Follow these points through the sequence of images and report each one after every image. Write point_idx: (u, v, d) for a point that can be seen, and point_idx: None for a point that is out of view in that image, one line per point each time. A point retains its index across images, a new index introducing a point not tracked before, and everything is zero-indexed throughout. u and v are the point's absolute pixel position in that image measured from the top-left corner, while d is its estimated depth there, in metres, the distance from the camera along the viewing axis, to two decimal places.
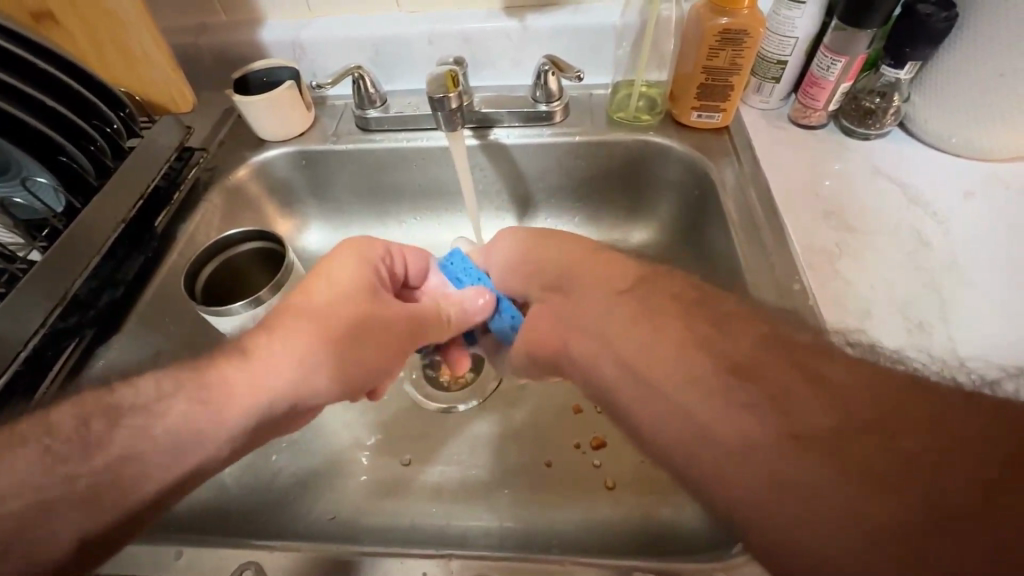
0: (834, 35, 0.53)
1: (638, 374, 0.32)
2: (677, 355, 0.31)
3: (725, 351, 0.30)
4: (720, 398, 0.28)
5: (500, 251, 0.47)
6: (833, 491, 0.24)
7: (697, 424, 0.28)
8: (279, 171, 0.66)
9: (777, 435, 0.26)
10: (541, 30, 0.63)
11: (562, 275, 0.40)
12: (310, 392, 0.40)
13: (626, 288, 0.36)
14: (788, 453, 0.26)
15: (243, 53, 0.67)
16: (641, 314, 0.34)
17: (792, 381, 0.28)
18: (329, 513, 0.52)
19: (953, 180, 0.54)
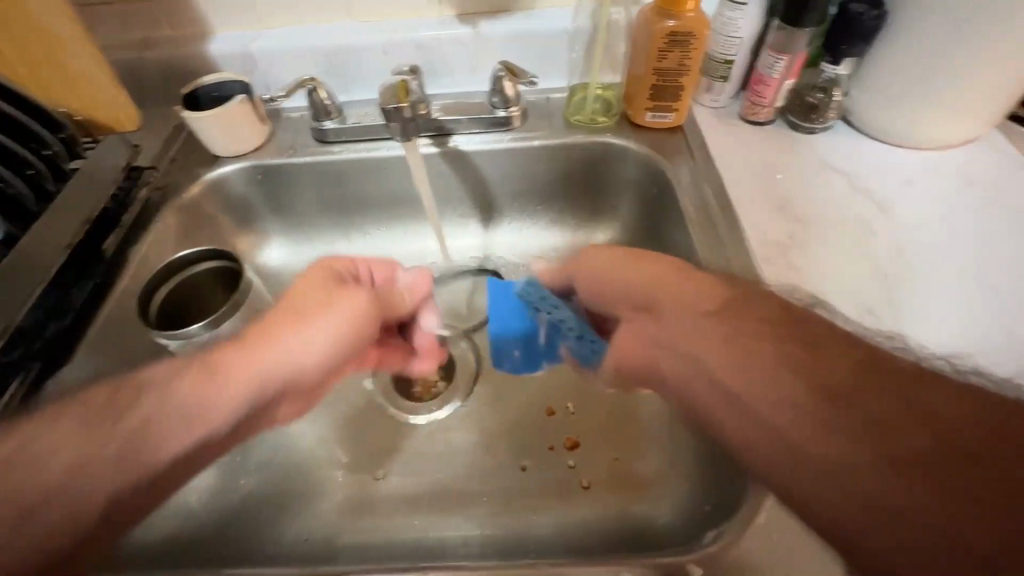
0: (776, 34, 0.55)
1: (683, 364, 0.36)
2: (726, 349, 0.34)
3: (774, 348, 0.33)
4: (758, 381, 0.32)
5: (582, 272, 0.45)
6: (836, 463, 0.28)
7: (733, 403, 0.33)
8: (234, 187, 0.65)
9: (799, 416, 0.30)
10: (495, 37, 0.63)
11: (650, 295, 0.40)
12: (228, 411, 0.39)
13: (709, 308, 0.37)
14: (805, 432, 0.30)
15: (191, 67, 0.65)
16: (735, 338, 0.34)
17: (825, 373, 0.31)
18: (302, 535, 0.51)
19: (894, 169, 0.56)
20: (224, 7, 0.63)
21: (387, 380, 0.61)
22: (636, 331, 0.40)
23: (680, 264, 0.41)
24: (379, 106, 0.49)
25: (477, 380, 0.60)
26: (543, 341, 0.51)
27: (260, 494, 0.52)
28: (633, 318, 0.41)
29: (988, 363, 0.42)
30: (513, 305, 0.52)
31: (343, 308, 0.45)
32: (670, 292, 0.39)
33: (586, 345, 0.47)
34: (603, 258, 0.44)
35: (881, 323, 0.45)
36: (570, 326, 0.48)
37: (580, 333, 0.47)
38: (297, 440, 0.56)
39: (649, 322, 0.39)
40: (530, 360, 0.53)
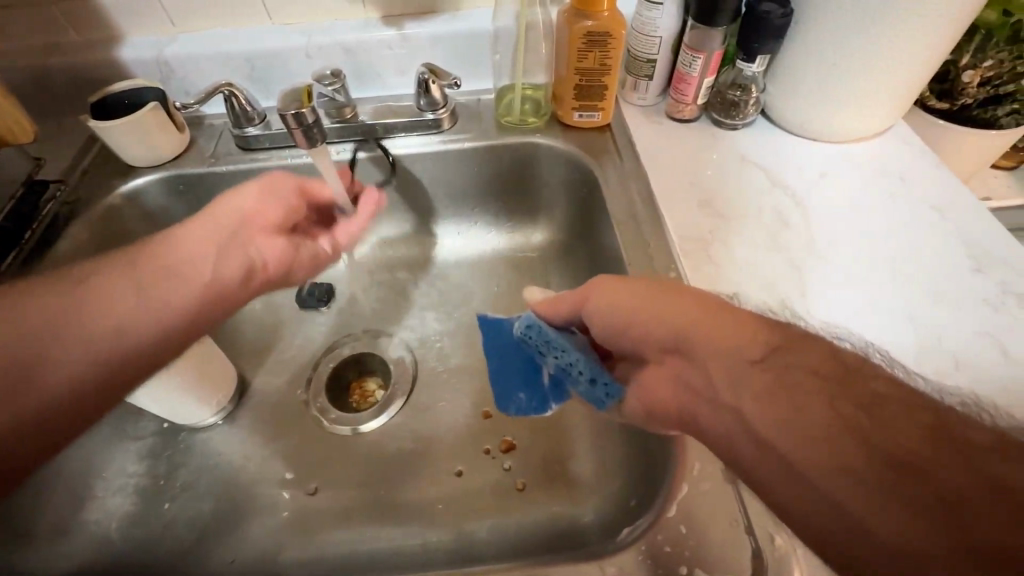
0: (692, 33, 0.56)
1: (690, 378, 0.34)
2: (723, 357, 0.33)
3: (777, 363, 0.32)
4: (746, 391, 0.31)
5: (596, 309, 0.39)
6: (803, 468, 0.28)
7: (714, 403, 0.33)
8: (153, 199, 0.62)
9: (776, 420, 0.30)
10: (421, 38, 0.62)
11: (680, 334, 0.35)
12: (161, 306, 0.41)
13: (753, 353, 0.32)
14: (780, 434, 0.29)
15: (100, 74, 0.62)
16: (764, 351, 0.32)
17: (816, 386, 0.30)
18: (227, 558, 0.48)
19: (812, 163, 0.58)
20: (133, 11, 0.60)
21: (322, 392, 0.59)
22: (668, 374, 0.36)
23: (720, 301, 0.36)
24: (278, 112, 0.48)
25: (415, 388, 0.59)
26: (548, 379, 0.45)
27: (186, 518, 0.50)
28: (664, 361, 0.36)
29: (891, 349, 0.44)
30: (515, 346, 0.45)
31: (236, 208, 0.47)
32: (703, 332, 0.34)
33: (599, 390, 0.40)
34: (618, 291, 0.38)
35: (795, 313, 0.46)
36: (581, 370, 0.40)
37: (593, 377, 0.40)
38: (225, 459, 0.54)
39: (682, 363, 0.35)
40: (537, 402, 0.46)
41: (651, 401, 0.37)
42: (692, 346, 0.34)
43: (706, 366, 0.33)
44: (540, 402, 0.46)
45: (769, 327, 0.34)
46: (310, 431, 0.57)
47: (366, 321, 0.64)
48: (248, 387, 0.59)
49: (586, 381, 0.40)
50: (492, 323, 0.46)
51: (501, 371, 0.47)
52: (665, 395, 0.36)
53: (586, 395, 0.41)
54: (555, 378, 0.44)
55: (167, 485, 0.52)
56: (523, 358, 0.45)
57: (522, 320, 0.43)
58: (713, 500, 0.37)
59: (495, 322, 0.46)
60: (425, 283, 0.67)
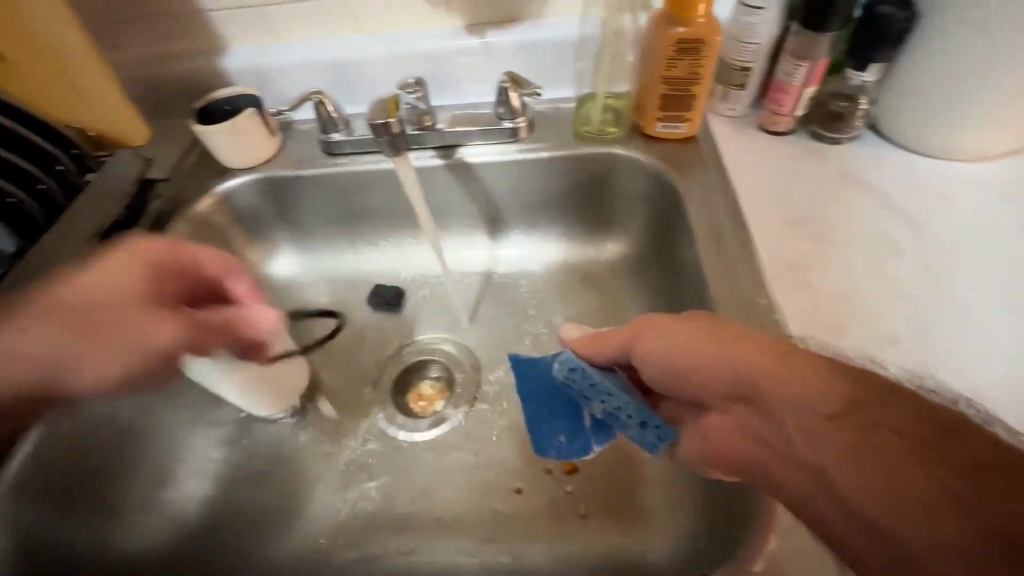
0: (795, 40, 0.52)
1: (761, 429, 0.31)
2: (794, 408, 0.29)
3: (857, 418, 0.27)
4: (824, 448, 0.27)
5: (649, 350, 0.37)
6: (896, 539, 0.24)
7: (790, 460, 0.29)
8: (244, 200, 0.65)
9: (862, 484, 0.25)
10: (503, 47, 0.62)
11: (742, 381, 0.32)
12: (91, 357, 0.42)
13: (829, 404, 0.28)
14: (867, 500, 0.25)
15: (206, 81, 0.66)
16: (840, 404, 0.27)
17: (908, 452, 0.25)
18: (293, 551, 0.50)
19: (930, 183, 0.52)
20: (237, 23, 0.64)
21: (388, 394, 0.60)
22: (735, 424, 0.32)
23: (785, 343, 0.31)
24: (369, 121, 0.49)
25: (477, 399, 0.59)
26: (589, 420, 0.43)
27: (256, 508, 0.52)
28: (729, 408, 0.33)
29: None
30: (555, 386, 0.44)
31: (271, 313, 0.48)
32: (771, 379, 0.30)
33: (651, 434, 0.40)
34: (661, 333, 0.36)
35: (905, 353, 0.41)
36: (629, 411, 0.40)
37: (644, 421, 0.40)
38: (293, 454, 0.56)
39: (748, 412, 0.31)
40: (578, 445, 0.44)
41: (717, 449, 0.34)
42: (759, 395, 0.31)
43: (774, 416, 0.30)
44: (582, 444, 0.43)
45: (851, 374, 0.28)
46: (374, 434, 0.57)
47: (432, 327, 0.65)
48: (318, 385, 0.61)
49: (636, 426, 0.40)
50: (530, 360, 0.45)
51: (540, 411, 0.45)
52: (735, 443, 0.33)
53: (635, 438, 0.41)
54: (599, 419, 0.43)
55: (242, 474, 0.55)
56: (564, 398, 0.44)
57: (565, 361, 0.42)
58: (803, 555, 0.33)
59: (534, 360, 0.45)
60: (493, 291, 0.67)
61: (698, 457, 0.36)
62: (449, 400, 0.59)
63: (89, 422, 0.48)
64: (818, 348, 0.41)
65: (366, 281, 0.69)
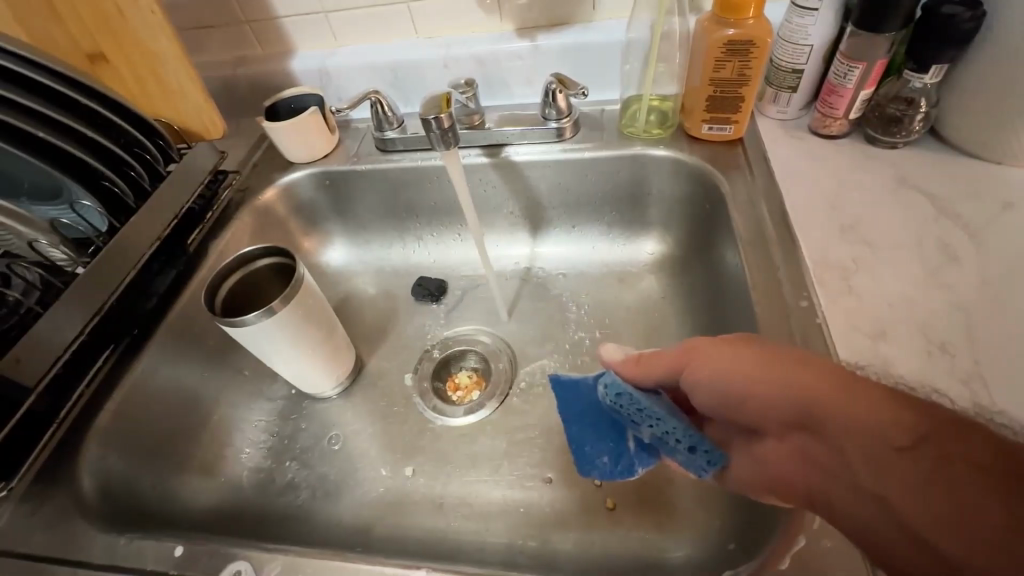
0: (850, 41, 0.51)
1: (821, 457, 0.31)
2: (861, 438, 0.28)
3: (928, 451, 0.26)
4: (887, 479, 0.27)
5: (699, 374, 0.37)
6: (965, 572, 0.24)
7: (853, 489, 0.29)
8: (304, 193, 0.70)
9: (932, 516, 0.25)
10: (552, 49, 0.64)
11: (800, 409, 0.31)
12: None
13: (898, 437, 0.27)
14: (934, 532, 0.25)
15: (275, 82, 0.72)
16: (907, 436, 0.27)
17: (982, 486, 0.24)
18: (333, 519, 0.53)
19: (994, 189, 0.49)
20: (305, 28, 0.69)
21: (426, 380, 0.63)
22: (792, 451, 0.32)
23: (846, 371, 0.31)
24: (421, 116, 0.52)
25: (512, 390, 0.60)
26: (634, 443, 0.43)
27: (303, 478, 0.56)
28: (786, 435, 0.33)
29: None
30: (600, 410, 0.43)
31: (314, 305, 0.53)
32: (832, 409, 0.30)
33: (700, 458, 0.39)
34: (712, 356, 0.36)
35: (956, 363, 0.40)
36: (677, 436, 0.39)
37: (693, 445, 0.39)
38: (338, 430, 0.59)
39: (810, 441, 0.31)
40: (623, 466, 0.43)
41: (775, 473, 0.34)
42: (822, 424, 0.30)
43: (835, 443, 0.29)
44: (626, 466, 0.43)
45: (921, 407, 0.28)
46: (412, 417, 0.60)
47: (471, 320, 0.67)
48: (363, 367, 0.64)
49: (687, 451, 0.39)
50: (570, 383, 0.44)
51: (584, 433, 0.45)
52: (790, 469, 0.33)
53: (684, 463, 0.40)
54: (644, 442, 0.42)
55: (291, 446, 0.59)
56: (610, 421, 0.44)
57: (610, 386, 0.41)
58: (837, 561, 0.33)
59: (576, 383, 0.44)
60: (532, 287, 0.68)
61: (752, 484, 0.36)
62: (485, 390, 0.61)
63: (161, 386, 0.53)
64: (860, 354, 0.41)
65: (411, 273, 0.73)
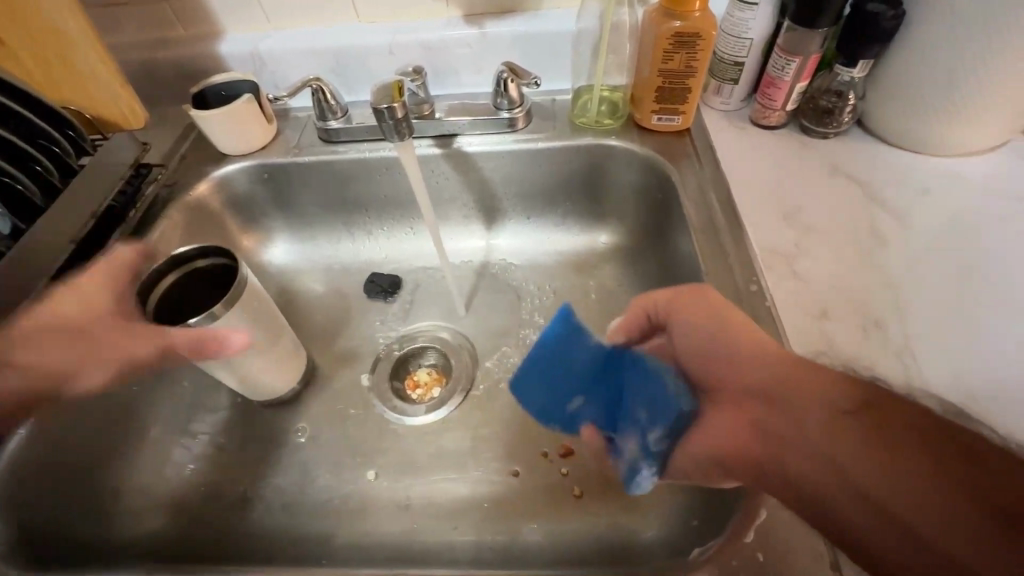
0: (787, 36, 0.54)
1: (776, 423, 0.34)
2: (817, 405, 0.33)
3: (874, 415, 0.31)
4: (837, 439, 0.31)
5: (684, 344, 0.41)
6: (904, 515, 0.27)
7: (804, 450, 0.32)
8: (241, 187, 0.65)
9: (875, 468, 0.29)
10: (502, 38, 0.63)
11: (766, 379, 0.36)
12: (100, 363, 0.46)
13: (847, 404, 0.32)
14: (879, 482, 0.29)
15: (203, 67, 0.66)
16: (857, 402, 0.32)
17: (919, 442, 0.29)
18: (290, 532, 0.51)
19: (913, 176, 0.54)
20: (234, 8, 0.64)
21: (384, 380, 0.61)
22: (749, 421, 0.36)
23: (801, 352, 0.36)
24: (371, 106, 0.50)
25: (474, 385, 0.59)
26: (593, 400, 0.43)
27: (256, 492, 0.53)
28: (744, 407, 0.36)
29: (1010, 383, 0.40)
30: (587, 358, 0.43)
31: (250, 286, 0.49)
32: (795, 381, 0.34)
33: (655, 432, 0.39)
34: (696, 328, 0.40)
35: (888, 337, 0.43)
36: (645, 406, 0.39)
37: (654, 417, 0.39)
38: (291, 438, 0.56)
39: (769, 411, 0.35)
40: (573, 417, 0.44)
41: (723, 445, 0.36)
42: (785, 394, 0.34)
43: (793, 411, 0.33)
44: (574, 419, 0.43)
45: (864, 382, 0.33)
46: (371, 419, 0.58)
47: (428, 315, 0.65)
48: (315, 370, 0.61)
49: (647, 421, 0.39)
50: (566, 318, 0.43)
51: (555, 377, 0.44)
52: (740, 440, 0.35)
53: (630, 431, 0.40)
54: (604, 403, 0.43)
55: (239, 459, 0.55)
56: (586, 368, 0.43)
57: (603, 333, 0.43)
58: (794, 529, 0.35)
59: (573, 322, 0.44)
60: (490, 280, 0.67)
61: (697, 465, 0.37)
62: (444, 387, 0.60)
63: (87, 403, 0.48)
64: (805, 333, 0.43)
65: (362, 270, 0.70)
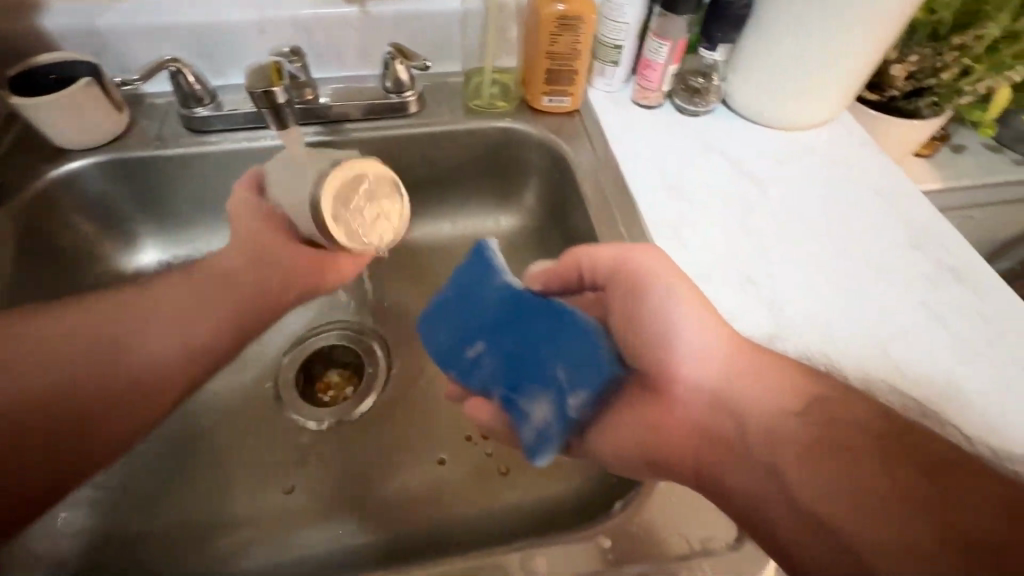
0: (658, 20, 0.58)
1: (726, 428, 0.37)
2: (766, 409, 0.37)
3: (818, 420, 0.35)
4: (789, 451, 0.35)
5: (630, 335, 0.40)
6: (829, 516, 0.32)
7: (748, 456, 0.36)
8: (91, 187, 0.57)
9: (810, 473, 0.33)
10: (385, 17, 0.60)
11: (721, 380, 0.38)
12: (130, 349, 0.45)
13: (794, 408, 0.36)
14: (808, 486, 0.33)
15: (21, 46, 0.56)
16: (806, 407, 0.36)
17: (855, 446, 0.33)
18: (201, 562, 0.46)
19: (768, 149, 0.61)
20: None
21: (291, 386, 0.57)
22: (695, 425, 0.38)
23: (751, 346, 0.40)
24: (247, 90, 0.47)
25: (390, 379, 0.58)
26: (498, 349, 0.40)
27: (154, 528, 0.48)
28: (693, 408, 0.39)
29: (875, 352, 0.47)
30: (501, 299, 0.41)
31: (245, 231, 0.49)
32: (749, 387, 0.38)
33: (576, 383, 0.37)
34: (641, 309, 0.40)
35: (758, 293, 0.49)
36: (565, 365, 0.37)
37: (574, 367, 0.37)
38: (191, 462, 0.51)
39: (721, 416, 0.38)
40: (473, 363, 0.40)
41: (653, 445, 0.39)
42: (742, 403, 0.37)
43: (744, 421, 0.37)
44: (475, 363, 0.40)
45: (807, 385, 0.37)
46: (281, 429, 0.54)
47: (334, 312, 0.62)
48: (210, 384, 0.56)
49: (563, 372, 0.37)
50: (485, 255, 0.42)
51: (463, 314, 0.41)
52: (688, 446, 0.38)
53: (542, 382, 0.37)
54: (506, 353, 0.39)
55: (128, 495, 0.49)
56: (494, 311, 0.40)
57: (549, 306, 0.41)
58: None
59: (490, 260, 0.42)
60: (396, 269, 0.65)
61: (626, 455, 0.40)
62: (357, 387, 0.58)
63: None
64: None
65: None
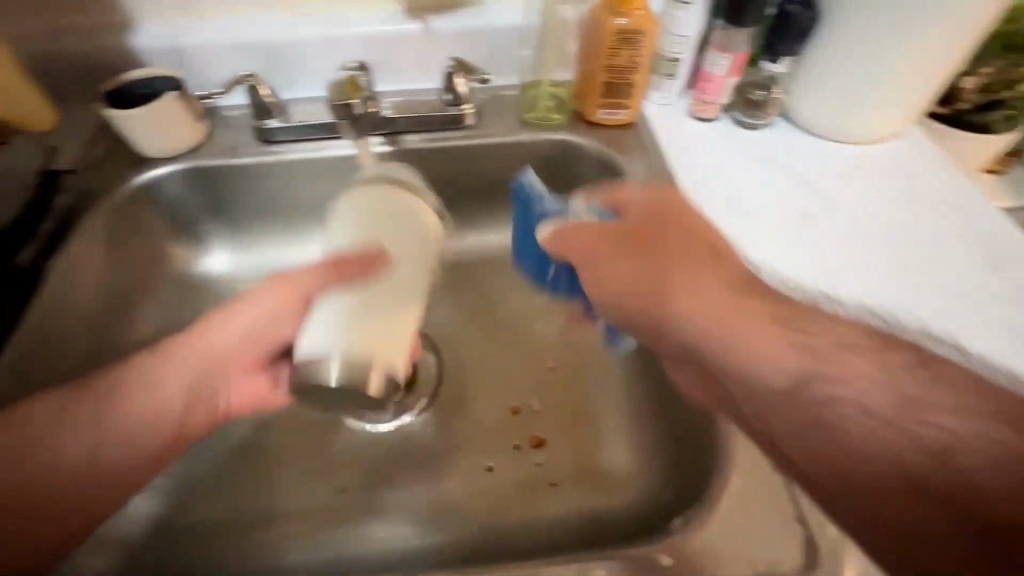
0: (719, 33, 0.57)
1: (824, 435, 0.33)
2: (873, 419, 0.33)
3: (941, 443, 0.31)
4: (899, 476, 0.30)
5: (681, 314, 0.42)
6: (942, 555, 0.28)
7: (853, 472, 0.32)
8: (170, 193, 0.60)
9: (927, 506, 0.29)
10: (446, 33, 0.62)
11: (807, 375, 0.35)
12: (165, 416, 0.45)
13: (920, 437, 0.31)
14: (922, 515, 0.29)
15: (114, 63, 0.60)
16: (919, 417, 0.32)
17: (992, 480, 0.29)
18: (260, 555, 0.48)
19: (831, 163, 0.60)
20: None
21: None
22: (789, 427, 0.35)
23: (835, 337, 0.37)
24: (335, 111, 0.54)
25: (440, 385, 0.59)
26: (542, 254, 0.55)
27: (217, 518, 0.50)
28: (789, 414, 0.35)
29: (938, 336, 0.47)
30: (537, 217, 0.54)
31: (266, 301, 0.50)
32: (848, 388, 0.34)
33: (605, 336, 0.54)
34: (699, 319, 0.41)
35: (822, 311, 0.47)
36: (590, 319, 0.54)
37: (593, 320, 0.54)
38: (252, 457, 0.53)
39: (824, 424, 0.34)
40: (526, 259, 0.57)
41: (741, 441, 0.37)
42: (836, 414, 0.33)
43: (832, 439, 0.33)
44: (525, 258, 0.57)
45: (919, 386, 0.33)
46: (335, 429, 0.55)
47: None
48: None
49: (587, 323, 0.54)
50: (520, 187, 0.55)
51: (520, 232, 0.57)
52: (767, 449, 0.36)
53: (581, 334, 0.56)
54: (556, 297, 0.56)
55: (193, 483, 0.52)
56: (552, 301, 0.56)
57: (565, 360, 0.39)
58: None
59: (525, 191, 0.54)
60: (447, 277, 0.66)
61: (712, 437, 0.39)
62: (408, 392, 0.59)
63: None
64: None
65: None
